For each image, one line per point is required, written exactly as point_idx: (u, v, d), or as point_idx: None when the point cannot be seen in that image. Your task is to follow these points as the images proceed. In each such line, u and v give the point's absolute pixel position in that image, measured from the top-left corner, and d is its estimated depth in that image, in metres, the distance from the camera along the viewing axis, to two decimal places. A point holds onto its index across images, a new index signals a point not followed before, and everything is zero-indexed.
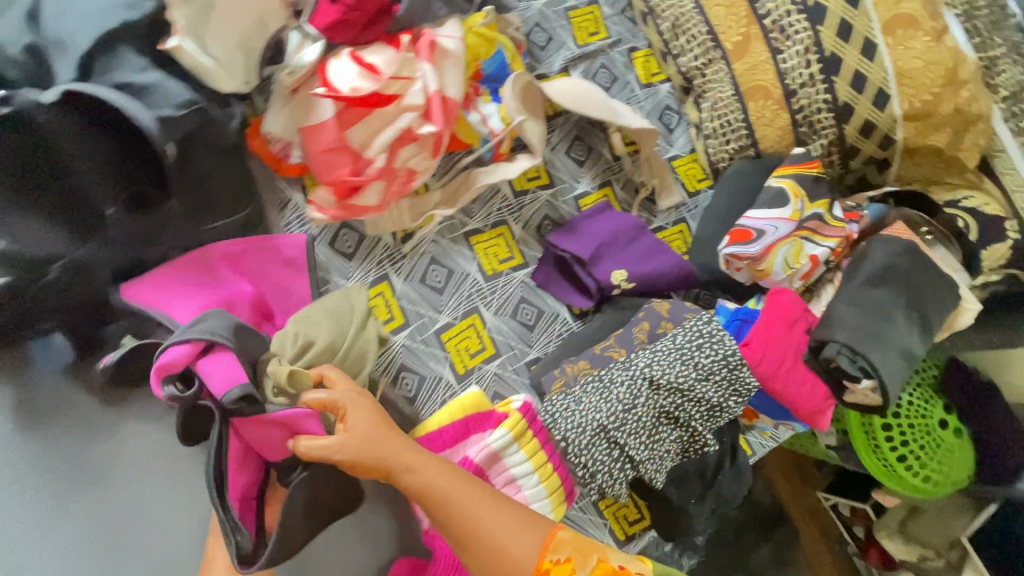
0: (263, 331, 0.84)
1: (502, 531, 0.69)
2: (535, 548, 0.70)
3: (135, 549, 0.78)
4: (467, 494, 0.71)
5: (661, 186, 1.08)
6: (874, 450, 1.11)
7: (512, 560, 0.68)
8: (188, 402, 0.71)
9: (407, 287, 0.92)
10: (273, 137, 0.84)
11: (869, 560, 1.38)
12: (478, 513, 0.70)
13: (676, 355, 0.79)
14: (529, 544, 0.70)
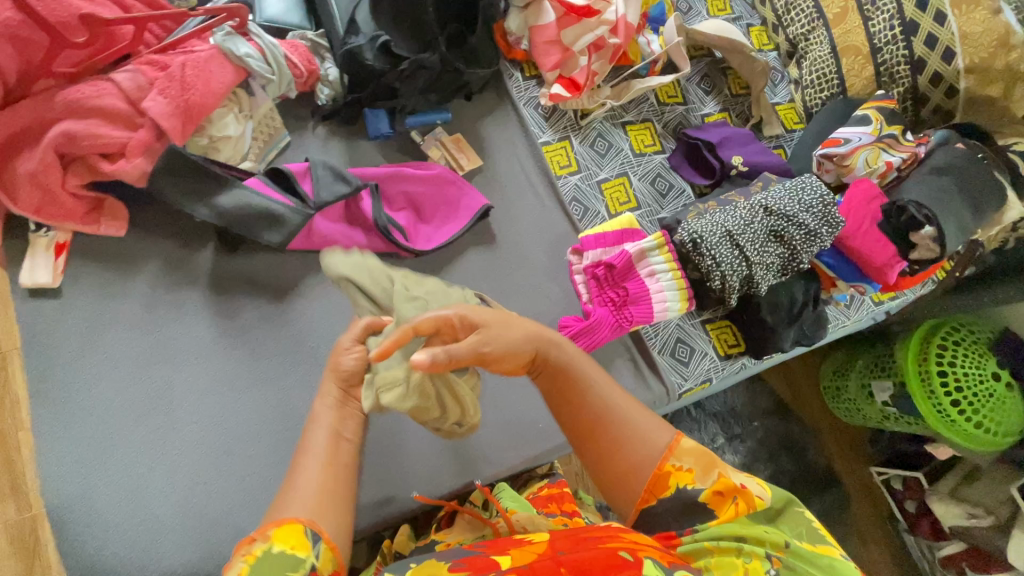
0: (488, 151, 1.19)
1: (640, 438, 0.74)
2: (660, 443, 0.74)
3: None
4: (598, 373, 0.76)
5: (764, 121, 1.42)
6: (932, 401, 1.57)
7: (638, 449, 0.73)
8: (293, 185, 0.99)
9: (582, 147, 1.27)
10: (510, 31, 1.25)
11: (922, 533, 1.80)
12: (612, 402, 0.75)
13: (785, 195, 1.11)
14: (658, 440, 0.74)
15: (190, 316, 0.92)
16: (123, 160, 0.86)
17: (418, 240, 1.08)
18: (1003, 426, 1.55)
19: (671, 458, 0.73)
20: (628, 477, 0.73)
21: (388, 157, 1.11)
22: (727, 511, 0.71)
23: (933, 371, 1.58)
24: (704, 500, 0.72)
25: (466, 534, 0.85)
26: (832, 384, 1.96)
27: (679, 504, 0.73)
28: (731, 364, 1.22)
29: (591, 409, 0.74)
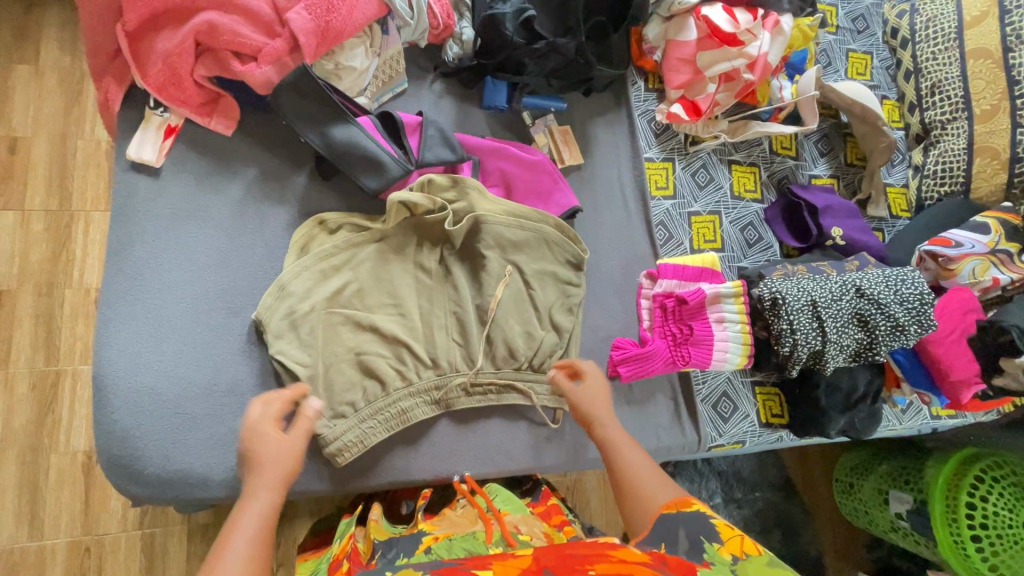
0: (591, 152, 1.16)
1: (651, 476, 0.83)
2: (661, 499, 0.79)
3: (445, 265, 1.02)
4: (635, 453, 0.87)
5: (871, 199, 1.36)
6: (951, 526, 1.46)
7: (636, 496, 0.81)
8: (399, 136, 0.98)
9: (683, 173, 1.23)
10: (647, 38, 1.21)
11: None
12: (628, 458, 0.86)
13: (882, 280, 1.06)
14: (658, 495, 0.80)
15: (270, 230, 0.93)
16: (254, 64, 0.86)
17: None
18: None
19: (676, 506, 0.75)
20: (637, 511, 0.79)
21: (494, 130, 1.09)
22: (733, 549, 0.64)
23: (960, 496, 1.46)
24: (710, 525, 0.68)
25: (457, 526, 0.86)
26: (846, 479, 1.80)
27: (688, 527, 0.69)
28: (769, 434, 1.17)
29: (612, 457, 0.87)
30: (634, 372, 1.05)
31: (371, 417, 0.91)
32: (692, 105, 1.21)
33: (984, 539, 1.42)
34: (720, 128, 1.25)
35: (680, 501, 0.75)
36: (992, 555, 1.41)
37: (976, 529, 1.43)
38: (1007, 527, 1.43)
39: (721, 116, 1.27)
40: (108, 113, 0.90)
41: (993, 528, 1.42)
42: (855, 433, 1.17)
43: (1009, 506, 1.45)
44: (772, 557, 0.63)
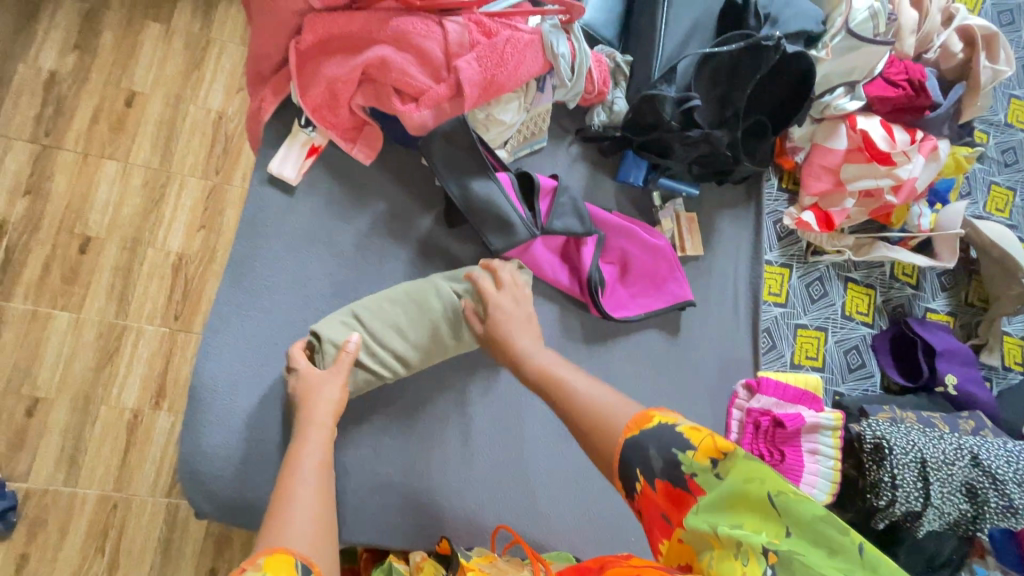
0: (710, 243, 1.11)
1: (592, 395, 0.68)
2: (622, 421, 0.62)
3: (544, 337, 0.98)
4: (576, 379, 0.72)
5: (985, 345, 1.27)
6: None
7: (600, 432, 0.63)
8: (528, 202, 0.95)
9: (798, 281, 1.17)
10: (792, 136, 1.16)
11: None
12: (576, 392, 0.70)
13: (1001, 454, 0.99)
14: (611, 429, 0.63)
15: (388, 268, 0.91)
16: (414, 105, 0.84)
17: (610, 300, 1.01)
18: None
19: (637, 427, 0.60)
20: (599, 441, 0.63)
21: (621, 205, 1.05)
22: (709, 450, 0.55)
23: None
24: (680, 431, 0.58)
25: (507, 572, 0.78)
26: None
27: (660, 447, 0.57)
28: None
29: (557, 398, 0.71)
30: None
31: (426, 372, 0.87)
32: (823, 216, 1.16)
33: None
34: (846, 245, 1.19)
35: (640, 418, 0.61)
36: None
37: None
38: None
39: (849, 230, 1.21)
40: (257, 121, 0.89)
41: None
42: None
43: None
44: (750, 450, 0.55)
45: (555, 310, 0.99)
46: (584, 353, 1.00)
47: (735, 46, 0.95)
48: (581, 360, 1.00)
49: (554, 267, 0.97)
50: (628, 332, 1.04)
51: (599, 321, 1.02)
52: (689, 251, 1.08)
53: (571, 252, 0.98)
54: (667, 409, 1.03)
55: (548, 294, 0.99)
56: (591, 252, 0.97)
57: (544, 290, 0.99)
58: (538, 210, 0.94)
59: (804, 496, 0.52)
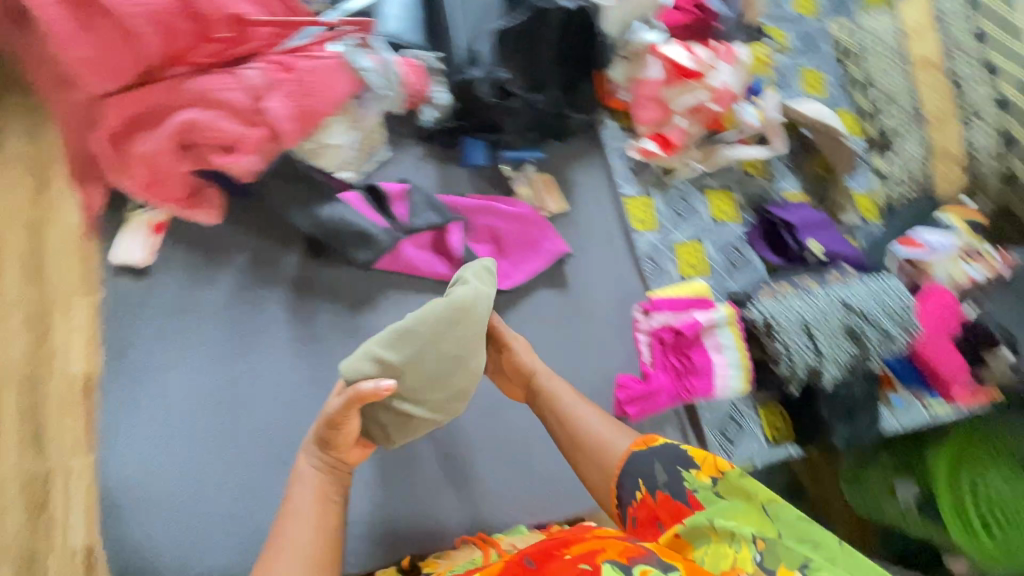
0: (572, 195, 1.19)
1: (606, 428, 0.89)
2: (625, 444, 0.86)
3: None
4: (584, 406, 0.92)
5: (841, 207, 1.42)
6: None
7: (601, 454, 0.86)
8: (382, 211, 0.99)
9: (662, 205, 1.27)
10: (612, 80, 1.24)
11: None
12: (588, 422, 0.90)
13: (866, 291, 1.11)
14: (618, 444, 0.86)
15: (269, 315, 0.92)
16: (235, 155, 0.88)
17: (493, 275, 1.07)
18: None
19: (645, 444, 0.84)
20: (602, 461, 0.86)
21: (479, 187, 1.11)
22: (710, 471, 0.79)
23: None
24: (686, 454, 0.82)
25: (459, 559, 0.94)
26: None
27: (663, 463, 0.81)
28: (778, 452, 1.19)
29: (565, 422, 0.91)
30: (641, 409, 1.08)
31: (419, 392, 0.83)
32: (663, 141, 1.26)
33: None
34: (692, 160, 1.30)
35: (646, 439, 0.85)
36: None
37: None
38: None
39: (693, 145, 1.30)
40: (92, 218, 0.89)
41: None
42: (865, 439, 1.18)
43: None
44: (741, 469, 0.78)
45: None
46: None
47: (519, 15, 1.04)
48: None
49: (428, 263, 1.01)
50: (522, 299, 1.10)
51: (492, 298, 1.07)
52: (554, 208, 1.15)
53: (440, 243, 1.03)
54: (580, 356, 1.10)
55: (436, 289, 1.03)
56: (458, 237, 1.03)
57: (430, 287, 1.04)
58: (394, 214, 0.99)
59: (788, 505, 0.73)
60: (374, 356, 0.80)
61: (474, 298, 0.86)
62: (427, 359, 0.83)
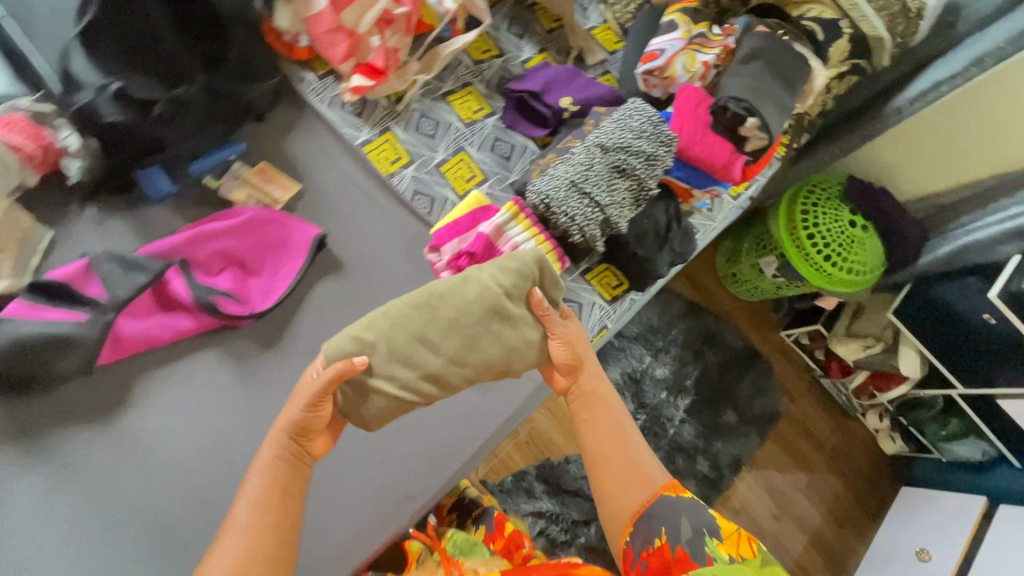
0: (301, 172, 1.06)
1: (646, 463, 0.92)
2: (660, 481, 0.92)
3: (225, 379, 0.90)
4: (618, 412, 0.95)
5: (584, 50, 1.38)
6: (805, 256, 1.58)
7: (625, 494, 0.90)
8: (72, 301, 0.82)
9: (407, 134, 1.17)
10: (283, 29, 1.10)
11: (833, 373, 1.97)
12: (635, 450, 0.92)
13: (615, 126, 1.08)
14: (631, 499, 0.90)
15: (4, 475, 0.78)
16: None
17: (253, 298, 0.95)
18: (864, 264, 1.56)
19: (675, 492, 0.91)
20: (629, 495, 0.90)
21: (187, 215, 0.96)
22: (733, 549, 0.85)
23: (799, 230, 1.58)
24: (711, 519, 0.89)
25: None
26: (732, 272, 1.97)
27: (694, 523, 0.87)
28: (622, 305, 1.22)
29: (599, 435, 0.93)
30: None
31: (415, 360, 0.86)
32: (370, 68, 1.14)
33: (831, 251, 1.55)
34: (415, 74, 1.20)
35: (672, 487, 0.92)
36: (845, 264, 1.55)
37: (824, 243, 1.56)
38: (838, 233, 1.58)
39: (409, 58, 1.20)
40: None
41: (830, 241, 1.56)
42: (686, 250, 1.23)
43: (831, 211, 1.60)
44: (762, 557, 0.84)
45: (213, 350, 0.91)
46: (275, 355, 0.94)
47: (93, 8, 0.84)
48: (279, 364, 0.94)
49: (165, 324, 0.88)
50: (300, 303, 0.99)
51: (264, 321, 0.95)
52: (286, 194, 1.02)
53: (169, 300, 0.89)
54: None
55: (196, 344, 0.90)
56: (183, 282, 0.89)
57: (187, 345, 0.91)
58: (88, 296, 0.83)
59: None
60: (351, 335, 0.84)
61: (501, 296, 0.91)
62: (410, 327, 0.86)
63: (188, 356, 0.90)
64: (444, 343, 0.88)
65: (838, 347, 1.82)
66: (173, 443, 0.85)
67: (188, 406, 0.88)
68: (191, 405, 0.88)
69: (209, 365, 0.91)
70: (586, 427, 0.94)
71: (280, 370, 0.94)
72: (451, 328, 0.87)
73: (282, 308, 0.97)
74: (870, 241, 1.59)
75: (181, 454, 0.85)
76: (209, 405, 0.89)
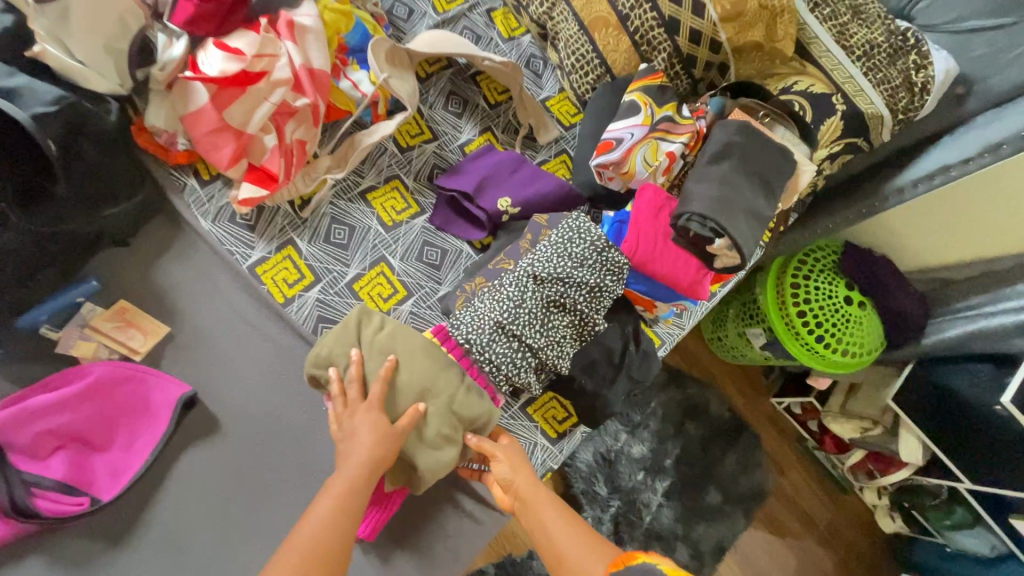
0: (173, 308, 0.88)
1: (582, 546, 0.75)
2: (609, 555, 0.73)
3: None
4: (552, 513, 0.79)
5: (535, 127, 1.18)
6: (795, 336, 1.27)
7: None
8: None
9: (312, 247, 0.98)
10: (157, 130, 0.92)
11: (827, 449, 1.58)
12: (570, 529, 0.77)
13: (552, 250, 0.90)
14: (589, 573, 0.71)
15: None
16: None
17: (98, 482, 0.77)
18: (862, 346, 1.26)
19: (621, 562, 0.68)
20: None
21: (24, 379, 0.79)
22: None
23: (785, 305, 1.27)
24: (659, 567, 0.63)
25: None
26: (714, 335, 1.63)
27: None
28: (570, 442, 1.03)
29: (538, 525, 0.79)
30: (372, 524, 0.86)
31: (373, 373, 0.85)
32: (265, 173, 0.95)
33: (823, 330, 1.24)
34: (325, 170, 1.01)
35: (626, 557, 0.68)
36: (839, 344, 1.25)
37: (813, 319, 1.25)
38: (833, 309, 1.26)
39: (320, 154, 1.03)
40: None
41: (823, 317, 1.25)
42: (646, 374, 1.03)
43: (826, 282, 1.29)
44: None
45: (45, 554, 0.75)
46: (126, 551, 0.78)
47: None
48: (133, 562, 0.78)
49: None
50: (163, 481, 0.81)
51: (113, 510, 0.78)
52: (151, 341, 0.85)
53: None
54: (276, 501, 0.84)
55: (24, 547, 0.75)
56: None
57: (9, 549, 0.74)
58: None
59: None
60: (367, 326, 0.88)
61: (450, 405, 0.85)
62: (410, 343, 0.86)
63: (11, 564, 0.74)
64: (414, 365, 0.85)
65: (832, 425, 1.45)
66: None
67: None
68: None
69: (38, 573, 0.74)
70: (528, 523, 0.80)
71: (129, 572, 0.77)
72: (411, 374, 0.85)
73: (138, 490, 0.80)
74: (870, 320, 1.28)
75: None
76: None
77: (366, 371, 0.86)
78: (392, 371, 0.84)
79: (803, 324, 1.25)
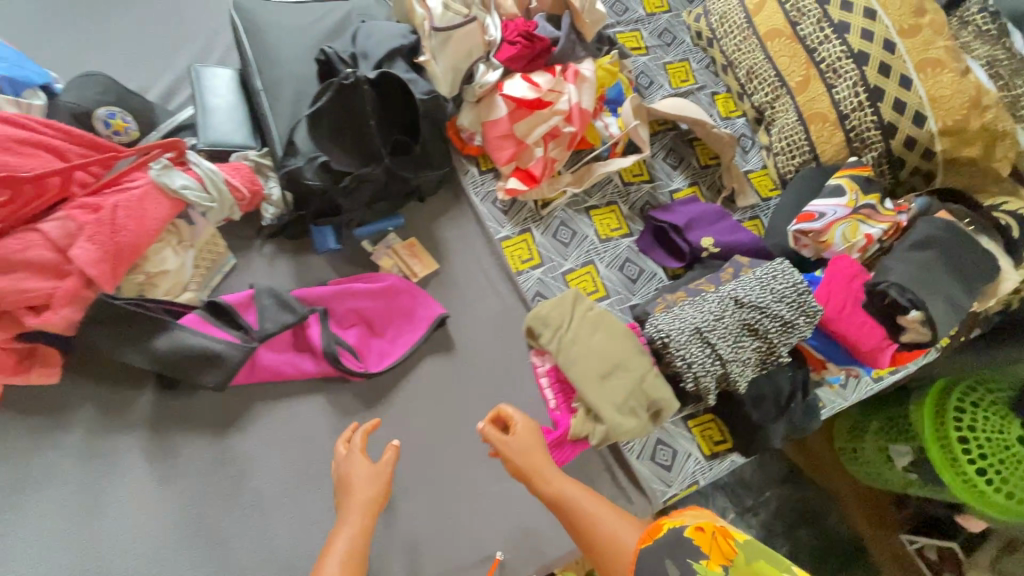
0: (441, 254, 1.15)
1: (613, 522, 0.80)
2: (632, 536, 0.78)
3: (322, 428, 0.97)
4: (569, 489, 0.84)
5: (736, 191, 1.37)
6: (955, 468, 1.20)
7: (609, 550, 0.78)
8: (233, 328, 0.95)
9: (544, 238, 1.22)
10: (463, 127, 1.24)
11: None
12: (586, 509, 0.82)
13: (755, 283, 1.05)
14: (626, 541, 0.77)
15: (124, 459, 0.88)
16: (49, 313, 0.84)
17: (371, 358, 1.03)
18: None
19: (649, 535, 0.74)
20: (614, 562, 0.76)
21: (340, 271, 1.08)
22: (718, 562, 0.67)
23: (949, 429, 1.22)
24: (688, 535, 0.70)
25: None
26: (846, 446, 1.52)
27: (671, 555, 0.69)
28: (719, 464, 1.11)
29: (568, 514, 0.83)
30: (550, 462, 1.01)
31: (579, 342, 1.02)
32: (526, 174, 1.23)
33: (990, 466, 1.18)
34: (564, 186, 1.26)
35: (652, 529, 0.74)
36: (1007, 485, 1.16)
37: (979, 455, 1.19)
38: (1003, 448, 1.19)
39: (563, 171, 1.28)
40: None
41: (992, 454, 1.18)
42: (806, 425, 1.12)
43: (997, 418, 1.23)
44: (744, 550, 0.69)
45: (321, 398, 0.99)
46: (371, 417, 1.00)
47: (329, 94, 1.00)
48: (373, 426, 0.99)
49: (293, 363, 0.98)
50: (405, 375, 1.04)
51: (370, 383, 1.02)
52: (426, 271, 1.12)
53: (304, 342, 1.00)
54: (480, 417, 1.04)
55: (310, 388, 0.99)
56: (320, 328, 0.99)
57: (301, 386, 0.99)
58: (244, 323, 0.95)
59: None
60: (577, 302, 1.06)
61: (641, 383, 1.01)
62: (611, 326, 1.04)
63: (298, 398, 0.98)
64: (614, 342, 1.03)
65: None
66: (262, 475, 0.92)
67: (284, 444, 0.95)
68: (287, 444, 0.95)
69: (313, 410, 0.98)
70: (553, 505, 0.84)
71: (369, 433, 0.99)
72: (610, 349, 1.02)
73: (388, 375, 1.03)
74: None
75: (266, 486, 0.92)
76: (302, 448, 0.95)
77: (572, 335, 1.03)
78: (597, 340, 1.02)
79: (969, 456, 1.19)
